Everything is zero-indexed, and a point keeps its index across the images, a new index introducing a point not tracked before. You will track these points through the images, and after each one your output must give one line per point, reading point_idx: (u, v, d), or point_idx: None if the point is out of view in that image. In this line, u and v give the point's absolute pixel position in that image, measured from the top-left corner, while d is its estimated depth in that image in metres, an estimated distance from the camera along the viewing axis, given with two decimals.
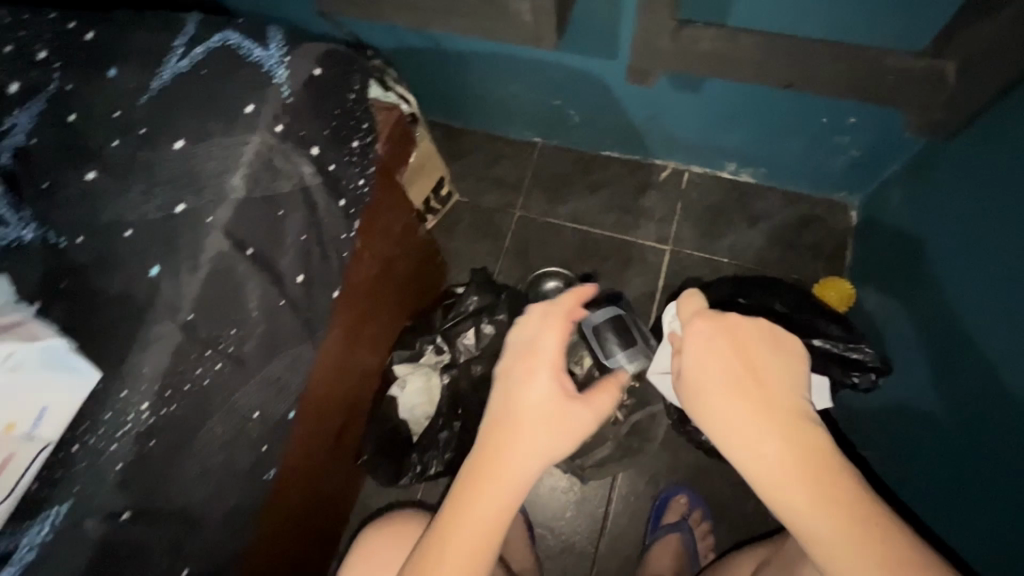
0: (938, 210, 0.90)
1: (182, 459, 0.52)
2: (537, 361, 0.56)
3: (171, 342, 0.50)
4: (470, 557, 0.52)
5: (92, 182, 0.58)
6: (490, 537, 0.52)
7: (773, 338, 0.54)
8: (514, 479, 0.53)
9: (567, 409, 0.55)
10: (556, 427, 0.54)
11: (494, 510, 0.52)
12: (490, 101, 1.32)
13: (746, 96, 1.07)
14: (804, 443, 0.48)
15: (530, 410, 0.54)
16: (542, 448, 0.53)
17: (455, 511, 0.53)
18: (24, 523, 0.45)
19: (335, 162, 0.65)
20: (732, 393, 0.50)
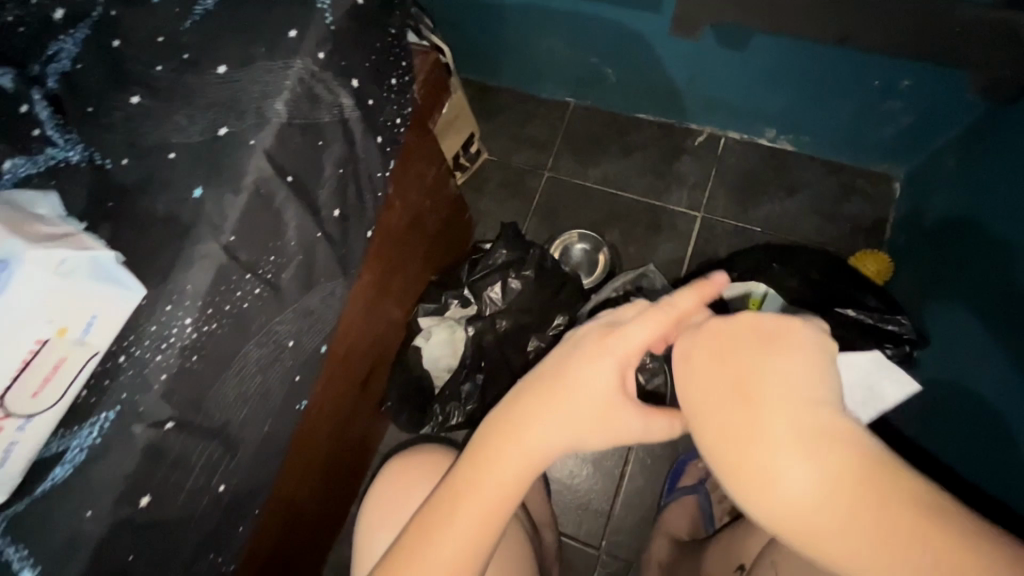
0: (997, 177, 0.86)
1: (221, 378, 0.53)
2: (610, 342, 0.52)
3: (214, 261, 0.51)
4: (480, 522, 0.52)
5: (137, 106, 0.59)
6: (503, 503, 0.53)
7: (765, 334, 0.42)
8: (541, 451, 0.52)
9: (619, 403, 0.52)
10: (601, 417, 0.51)
11: (513, 477, 0.52)
12: (524, 56, 1.30)
13: (796, 54, 1.03)
14: (836, 464, 0.37)
15: (583, 390, 0.51)
16: (579, 431, 0.52)
17: (473, 477, 0.52)
18: (75, 426, 0.47)
19: (374, 97, 0.64)
20: (724, 415, 0.40)
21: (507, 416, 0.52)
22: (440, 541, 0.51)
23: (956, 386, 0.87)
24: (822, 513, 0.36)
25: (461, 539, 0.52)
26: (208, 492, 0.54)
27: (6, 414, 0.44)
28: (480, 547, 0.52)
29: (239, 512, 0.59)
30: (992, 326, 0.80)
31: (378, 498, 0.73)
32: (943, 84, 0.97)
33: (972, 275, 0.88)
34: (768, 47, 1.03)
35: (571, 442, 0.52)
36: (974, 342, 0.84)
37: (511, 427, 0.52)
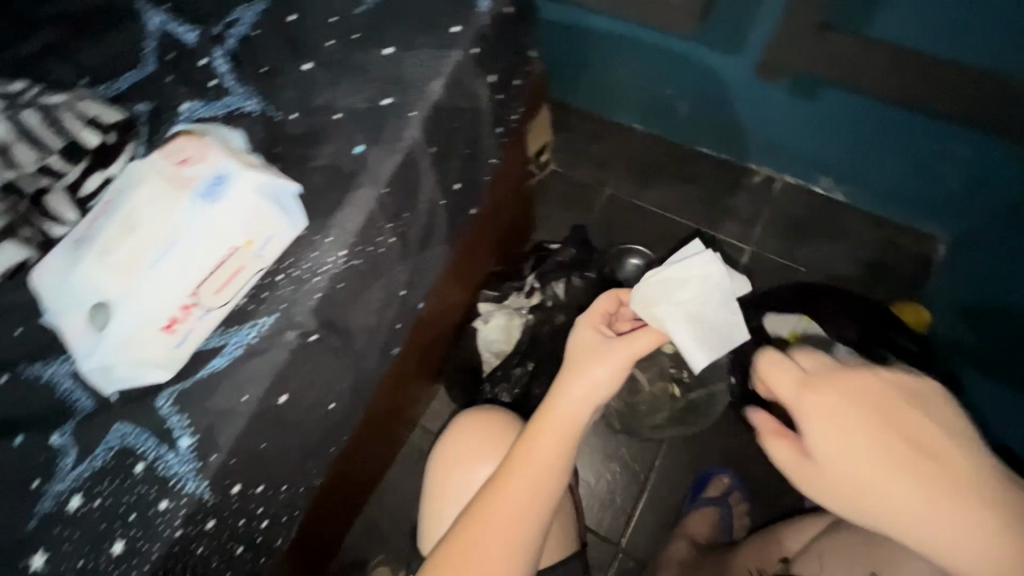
0: None
1: (353, 308, 0.61)
2: (581, 321, 0.71)
3: (368, 205, 0.60)
4: (534, 481, 0.62)
5: (308, 71, 0.69)
6: (556, 456, 0.63)
7: (911, 393, 0.46)
8: (570, 413, 0.63)
9: (608, 348, 0.65)
10: (597, 360, 0.65)
11: (553, 439, 0.63)
12: (602, 81, 1.39)
13: (864, 110, 1.11)
14: (998, 506, 0.40)
15: (582, 354, 0.66)
16: (593, 384, 0.64)
17: (524, 445, 0.63)
18: (235, 326, 0.56)
19: (503, 93, 0.74)
20: (899, 474, 0.42)
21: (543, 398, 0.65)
22: (507, 498, 0.61)
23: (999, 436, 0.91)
24: (976, 549, 0.40)
25: (525, 486, 0.61)
26: (322, 406, 0.62)
27: (195, 303, 0.53)
28: (539, 503, 0.61)
29: (335, 433, 0.67)
30: None
31: (446, 449, 0.78)
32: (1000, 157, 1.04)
33: (1010, 333, 0.94)
34: (836, 100, 1.12)
35: (594, 400, 0.64)
36: None
37: (551, 399, 0.65)
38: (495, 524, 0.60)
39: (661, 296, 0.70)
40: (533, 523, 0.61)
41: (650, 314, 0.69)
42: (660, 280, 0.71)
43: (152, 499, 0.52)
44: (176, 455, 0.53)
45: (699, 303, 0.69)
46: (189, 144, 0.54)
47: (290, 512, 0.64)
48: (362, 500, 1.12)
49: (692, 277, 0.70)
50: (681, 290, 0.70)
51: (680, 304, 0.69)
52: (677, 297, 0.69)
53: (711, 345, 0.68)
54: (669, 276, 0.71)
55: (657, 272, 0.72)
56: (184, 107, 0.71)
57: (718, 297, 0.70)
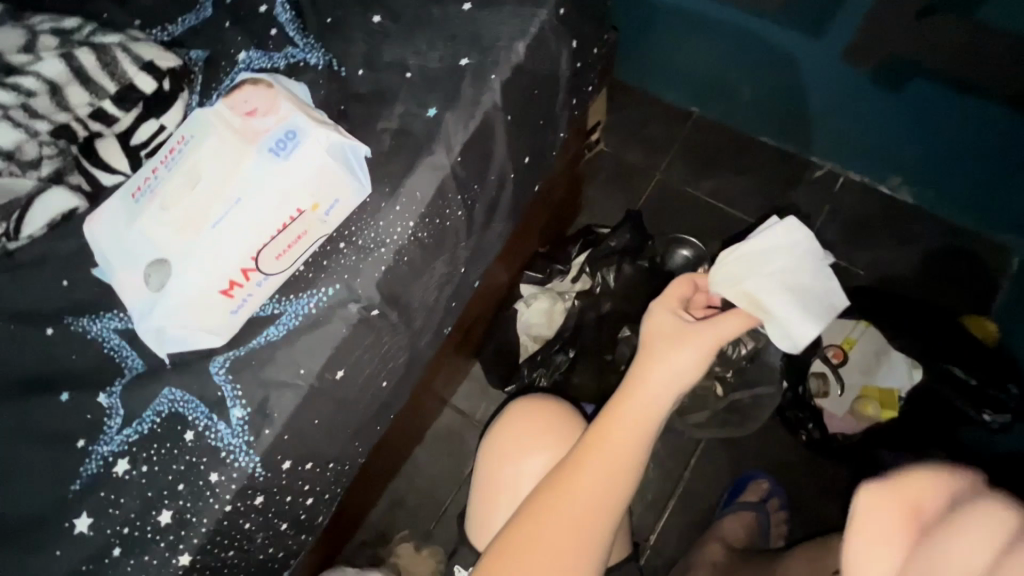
0: None
1: (415, 282, 0.57)
2: (656, 306, 0.64)
3: (439, 175, 0.55)
4: (607, 476, 0.55)
5: (377, 25, 0.64)
6: (631, 452, 0.56)
7: None
8: (650, 402, 0.57)
9: (693, 335, 0.59)
10: (679, 344, 0.58)
11: (630, 430, 0.56)
12: (663, 60, 1.31)
13: (954, 107, 1.02)
14: None
15: (662, 339, 0.59)
16: (676, 371, 0.57)
17: (596, 434, 0.57)
18: (292, 294, 0.52)
19: (581, 61, 0.68)
20: None
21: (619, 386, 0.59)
22: (576, 492, 0.55)
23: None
24: None
25: (595, 481, 0.55)
26: (375, 384, 0.58)
27: (255, 267, 0.49)
28: (611, 501, 0.55)
29: (383, 412, 0.63)
30: None
31: (504, 438, 0.71)
32: None
33: None
34: (924, 95, 1.03)
35: (676, 389, 0.57)
36: None
37: (631, 387, 0.58)
38: (559, 521, 0.54)
39: (749, 270, 0.63)
40: (603, 521, 0.55)
41: (739, 292, 0.63)
42: (743, 254, 0.64)
43: (201, 470, 0.49)
44: (228, 426, 0.50)
45: (791, 273, 0.63)
46: (255, 94, 0.49)
47: (334, 489, 0.61)
48: (388, 476, 1.10)
49: (779, 244, 0.63)
50: (768, 261, 0.63)
51: (769, 276, 0.62)
52: (766, 269, 0.63)
53: (812, 317, 0.61)
54: (753, 246, 0.64)
55: (738, 244, 0.65)
56: (242, 57, 0.67)
57: (810, 263, 0.63)
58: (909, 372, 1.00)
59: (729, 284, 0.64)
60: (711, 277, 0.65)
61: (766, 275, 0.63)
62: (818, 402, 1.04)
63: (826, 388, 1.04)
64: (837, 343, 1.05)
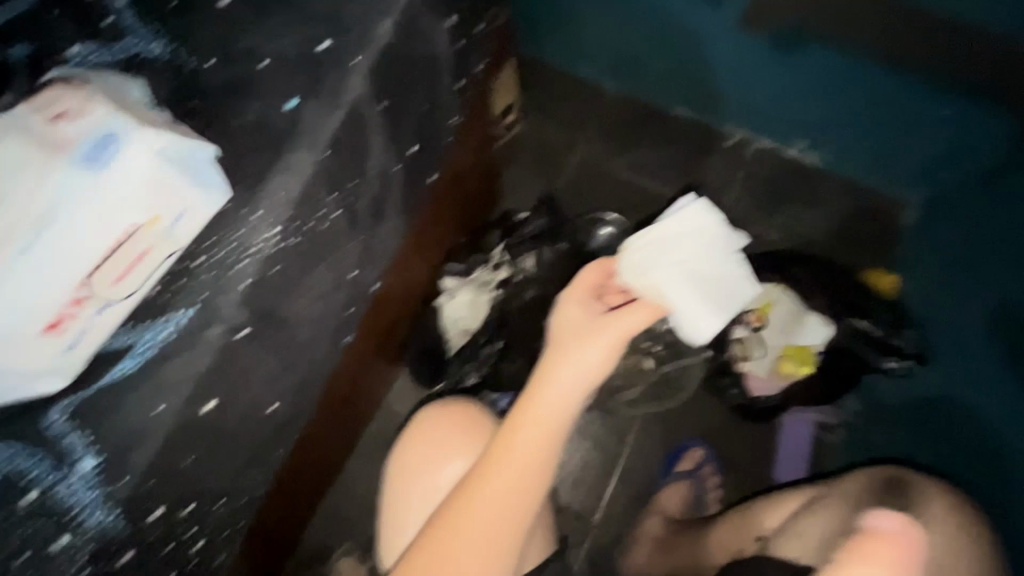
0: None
1: (294, 293, 0.53)
2: (564, 300, 0.62)
3: (304, 174, 0.50)
4: (515, 483, 0.54)
5: (226, 8, 0.57)
6: (540, 454, 0.55)
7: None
8: (555, 402, 0.55)
9: (601, 327, 0.58)
10: (587, 338, 0.57)
11: (536, 432, 0.55)
12: (572, 34, 1.28)
13: (843, 70, 1.06)
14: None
15: (569, 334, 0.58)
16: (579, 369, 0.56)
17: (505, 437, 0.55)
18: (145, 321, 0.47)
19: (464, 40, 0.64)
20: None
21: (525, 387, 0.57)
22: (484, 501, 0.53)
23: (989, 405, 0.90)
24: None
25: (504, 487, 0.54)
26: (263, 408, 0.53)
27: (90, 295, 0.42)
28: (522, 505, 0.54)
29: (281, 435, 0.58)
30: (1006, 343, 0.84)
31: (414, 444, 0.69)
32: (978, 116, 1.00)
33: (980, 296, 0.92)
34: (816, 58, 1.06)
35: (581, 386, 0.56)
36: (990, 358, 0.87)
37: (539, 386, 0.56)
38: (468, 531, 0.53)
39: (655, 258, 0.63)
40: (515, 528, 0.54)
41: (648, 282, 0.62)
42: (648, 241, 0.64)
43: (49, 534, 0.44)
44: (79, 479, 0.45)
45: (697, 263, 0.63)
46: (66, 93, 0.42)
47: (231, 527, 0.56)
48: (320, 493, 1.04)
49: (682, 230, 0.64)
50: (674, 248, 0.63)
51: (674, 265, 0.63)
52: (671, 257, 0.63)
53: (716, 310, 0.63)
54: (660, 233, 0.64)
55: (646, 230, 0.64)
56: (76, 50, 0.56)
57: (719, 252, 0.64)
58: (822, 329, 1.04)
59: (635, 272, 0.63)
60: (620, 264, 0.63)
61: (671, 263, 0.63)
62: (743, 367, 1.06)
63: (749, 352, 1.07)
64: (755, 307, 1.07)
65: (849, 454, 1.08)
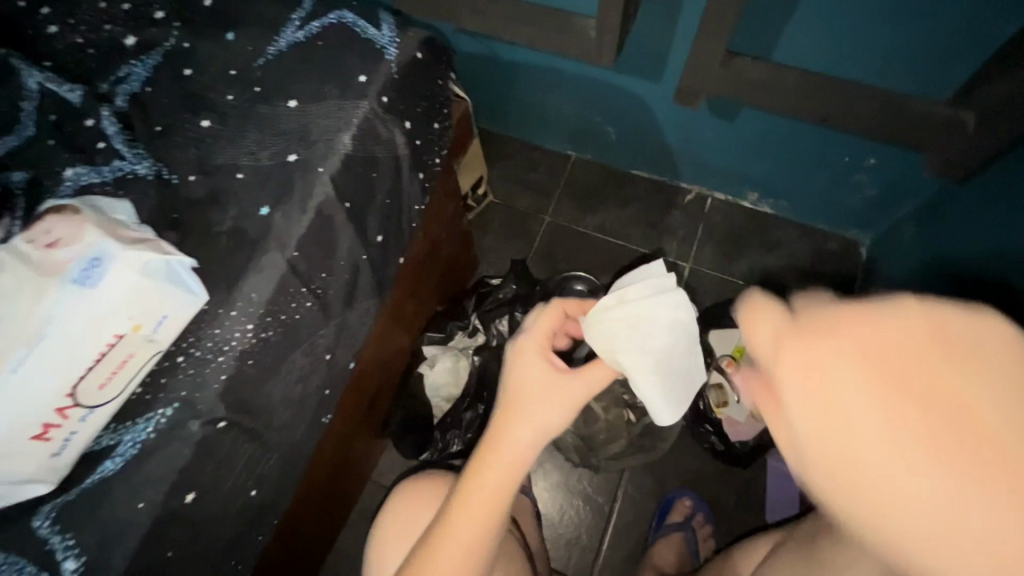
0: (962, 243, 0.94)
1: (270, 383, 0.56)
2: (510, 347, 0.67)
3: (277, 272, 0.55)
4: (474, 530, 0.58)
5: (206, 129, 0.64)
6: (499, 503, 0.59)
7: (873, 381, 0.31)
8: (514, 451, 0.60)
9: (561, 384, 0.62)
10: (548, 396, 0.61)
11: (495, 480, 0.59)
12: (532, 112, 1.39)
13: (782, 130, 1.14)
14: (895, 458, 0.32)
15: (531, 392, 0.62)
16: (536, 420, 0.60)
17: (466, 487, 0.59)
18: (128, 422, 0.50)
19: (421, 138, 0.71)
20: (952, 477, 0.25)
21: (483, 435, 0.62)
22: (444, 555, 0.58)
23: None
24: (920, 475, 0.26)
25: (464, 536, 0.58)
26: (242, 495, 0.56)
27: (74, 403, 0.46)
28: (479, 549, 0.59)
29: (259, 521, 0.60)
30: None
31: (390, 522, 0.71)
32: (906, 163, 1.09)
33: None
34: (756, 121, 1.15)
35: (536, 436, 0.60)
36: None
37: (502, 440, 0.60)
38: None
39: (625, 340, 0.64)
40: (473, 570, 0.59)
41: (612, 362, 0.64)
42: (625, 322, 0.65)
43: None
44: None
45: (666, 349, 0.64)
46: (59, 221, 0.47)
47: None
48: None
49: (661, 319, 0.64)
50: (648, 333, 0.64)
51: (644, 351, 0.63)
52: (643, 341, 0.64)
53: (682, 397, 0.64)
54: (636, 315, 0.65)
55: (622, 307, 0.65)
56: (69, 173, 0.63)
57: (689, 340, 0.65)
58: None
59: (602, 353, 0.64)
60: (593, 339, 0.66)
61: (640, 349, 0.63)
62: (722, 413, 1.06)
63: (725, 397, 1.06)
64: (728, 353, 1.09)
65: None
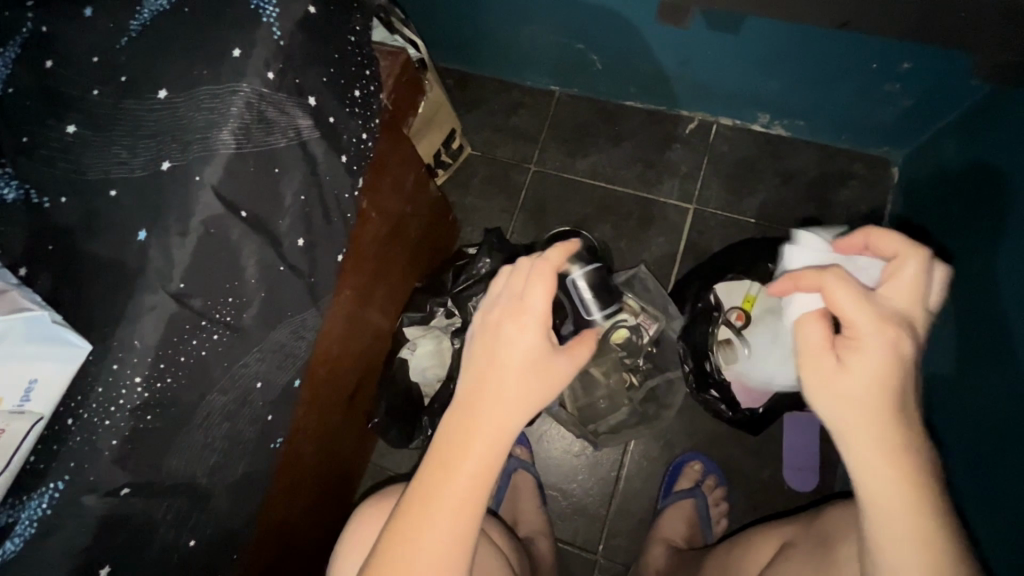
0: (1018, 159, 0.77)
1: (182, 433, 0.50)
2: (493, 306, 0.51)
3: (165, 312, 0.47)
4: (434, 558, 0.46)
5: (73, 136, 0.53)
6: (467, 522, 0.46)
7: (898, 359, 0.44)
8: (502, 426, 0.48)
9: (547, 366, 0.49)
10: (530, 383, 0.48)
11: (482, 458, 0.47)
12: (501, 46, 1.22)
13: (794, 39, 0.95)
14: (892, 403, 0.44)
15: (511, 377, 0.48)
16: (524, 402, 0.48)
17: (422, 500, 0.47)
18: (24, 496, 0.44)
19: (333, 114, 0.59)
20: (880, 419, 0.43)
21: (457, 406, 0.49)
22: None
23: (952, 399, 0.81)
24: (862, 414, 0.44)
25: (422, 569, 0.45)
26: (178, 544, 0.52)
27: None
28: None
29: (210, 562, 0.57)
30: (996, 318, 0.75)
31: (356, 542, 0.70)
32: (946, 65, 0.90)
33: (973, 266, 0.82)
34: (763, 31, 0.95)
35: (527, 413, 0.48)
36: (978, 332, 0.78)
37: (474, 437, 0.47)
38: None
39: None
40: None
41: None
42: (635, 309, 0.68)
43: None
44: None
45: None
46: None
47: None
48: None
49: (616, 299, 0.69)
50: None
51: None
52: None
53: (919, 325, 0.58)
54: None
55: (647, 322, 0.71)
56: None
57: None
58: None
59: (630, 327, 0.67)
60: None
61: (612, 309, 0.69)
62: (728, 369, 0.94)
63: (735, 352, 0.94)
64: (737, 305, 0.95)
65: None
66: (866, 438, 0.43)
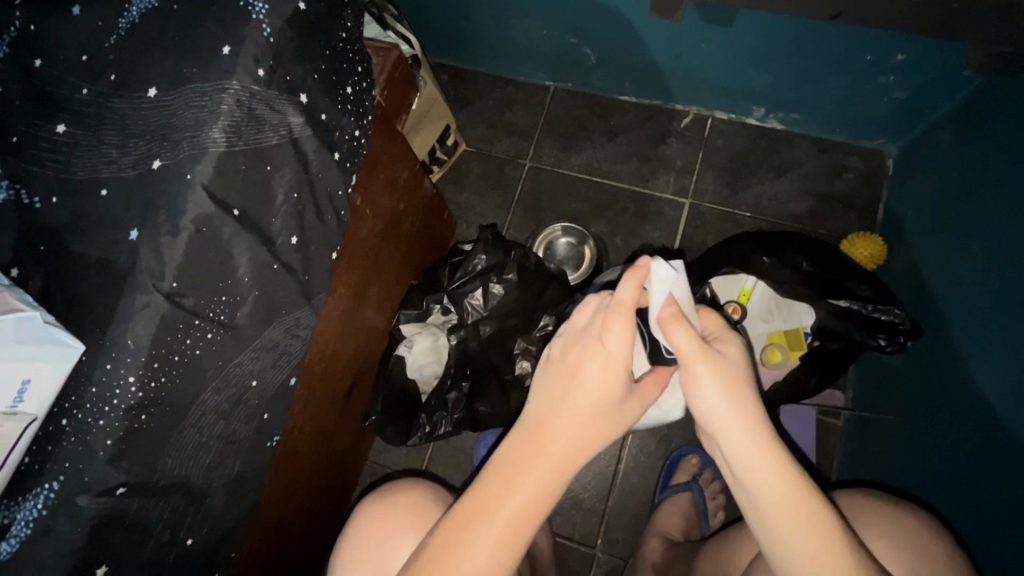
0: (1012, 151, 0.77)
1: (177, 432, 0.50)
2: (570, 339, 0.49)
3: (157, 311, 0.47)
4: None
5: (63, 135, 0.52)
6: (515, 548, 0.46)
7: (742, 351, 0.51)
8: (563, 460, 0.47)
9: (615, 405, 0.48)
10: (596, 422, 0.47)
11: (540, 489, 0.46)
12: (495, 41, 1.21)
13: (790, 32, 0.95)
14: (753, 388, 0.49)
15: (580, 413, 0.47)
16: (589, 437, 0.47)
17: (466, 521, 0.46)
18: (19, 497, 0.44)
19: (324, 110, 0.59)
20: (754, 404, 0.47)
21: (523, 432, 0.47)
22: None
23: (943, 389, 0.81)
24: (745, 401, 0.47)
25: None
26: (174, 542, 0.52)
27: None
28: None
29: (207, 560, 0.57)
30: (989, 310, 0.75)
31: (357, 541, 0.70)
32: (938, 57, 0.90)
33: (967, 258, 0.83)
34: (756, 24, 0.95)
35: (590, 449, 0.47)
36: (972, 323, 0.78)
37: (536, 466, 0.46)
38: None
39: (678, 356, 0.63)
40: None
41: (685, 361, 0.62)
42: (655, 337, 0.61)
43: None
44: None
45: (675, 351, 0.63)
46: None
47: None
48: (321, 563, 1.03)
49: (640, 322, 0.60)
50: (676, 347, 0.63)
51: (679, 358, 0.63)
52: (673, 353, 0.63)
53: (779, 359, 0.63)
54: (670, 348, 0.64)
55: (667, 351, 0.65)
56: None
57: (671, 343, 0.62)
58: (807, 311, 0.97)
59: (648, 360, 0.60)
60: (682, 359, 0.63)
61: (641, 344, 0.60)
62: None
63: None
64: (734, 299, 0.99)
65: (846, 441, 1.02)
66: (750, 426, 0.46)
